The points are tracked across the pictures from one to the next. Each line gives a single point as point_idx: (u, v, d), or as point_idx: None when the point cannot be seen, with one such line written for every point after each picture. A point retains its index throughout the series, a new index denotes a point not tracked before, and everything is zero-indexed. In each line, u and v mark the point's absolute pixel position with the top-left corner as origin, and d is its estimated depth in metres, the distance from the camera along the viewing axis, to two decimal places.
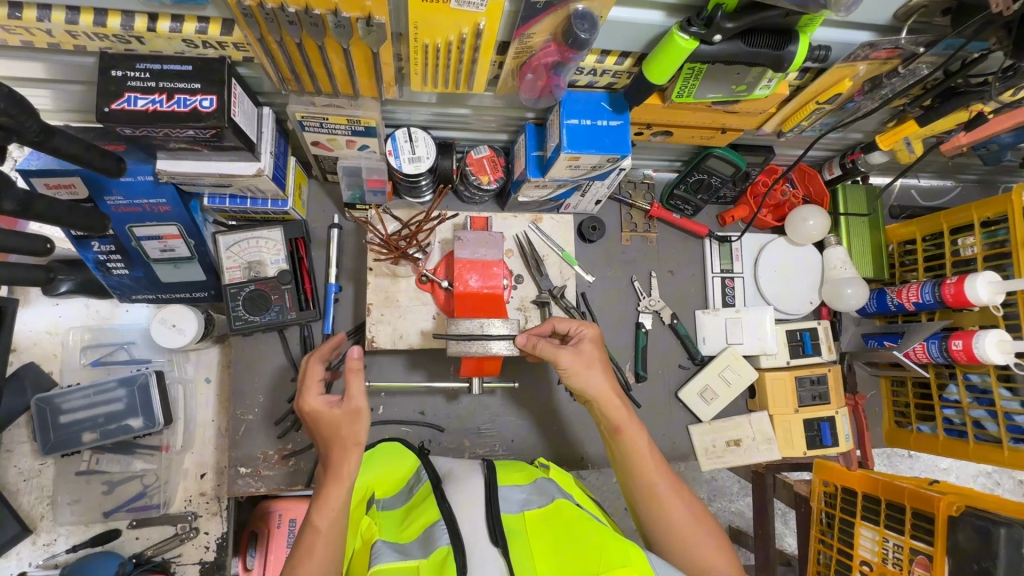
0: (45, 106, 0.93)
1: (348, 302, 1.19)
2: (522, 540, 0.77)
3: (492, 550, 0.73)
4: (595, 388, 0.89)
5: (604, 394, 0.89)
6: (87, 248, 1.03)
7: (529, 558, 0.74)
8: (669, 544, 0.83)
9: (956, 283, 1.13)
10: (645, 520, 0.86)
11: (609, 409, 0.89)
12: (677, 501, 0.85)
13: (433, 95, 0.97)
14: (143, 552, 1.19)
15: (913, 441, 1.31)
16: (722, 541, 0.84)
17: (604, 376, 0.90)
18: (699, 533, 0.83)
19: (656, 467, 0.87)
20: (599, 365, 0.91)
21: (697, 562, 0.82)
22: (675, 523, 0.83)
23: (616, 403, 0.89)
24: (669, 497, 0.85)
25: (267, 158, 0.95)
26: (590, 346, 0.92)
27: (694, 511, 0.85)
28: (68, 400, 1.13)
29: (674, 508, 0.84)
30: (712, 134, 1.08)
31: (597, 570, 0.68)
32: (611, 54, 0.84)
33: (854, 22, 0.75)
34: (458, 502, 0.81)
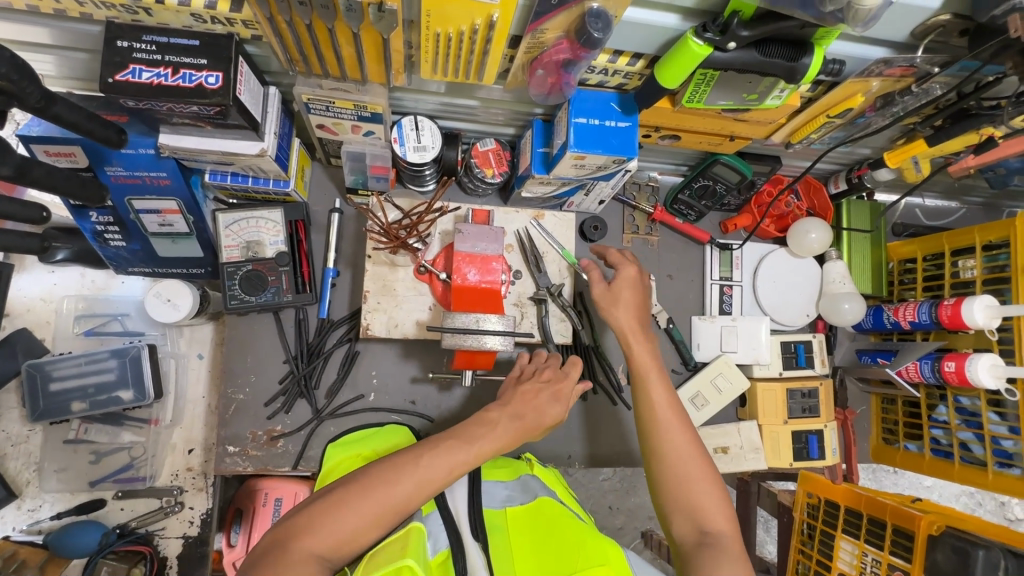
0: (49, 72, 0.92)
1: (346, 288, 1.18)
2: (502, 535, 0.77)
3: (473, 545, 0.73)
4: (631, 329, 0.95)
5: (635, 328, 0.95)
6: (85, 217, 1.02)
7: (508, 553, 0.75)
8: (672, 480, 0.82)
9: (953, 304, 1.13)
10: (651, 452, 0.86)
11: (638, 344, 0.94)
12: (683, 431, 0.85)
13: (441, 84, 0.96)
14: (128, 524, 1.20)
15: (898, 458, 1.31)
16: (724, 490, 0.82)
17: (633, 315, 0.96)
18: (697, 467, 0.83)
19: (670, 405, 0.88)
20: (633, 306, 0.98)
21: (692, 497, 0.80)
22: (679, 454, 0.83)
23: (647, 342, 0.94)
24: (679, 434, 0.85)
25: (270, 138, 0.94)
26: (628, 282, 0.99)
27: (699, 448, 0.85)
28: (59, 367, 1.12)
29: (684, 440, 0.85)
30: (720, 141, 1.07)
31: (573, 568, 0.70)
32: (624, 55, 0.83)
33: (870, 37, 0.74)
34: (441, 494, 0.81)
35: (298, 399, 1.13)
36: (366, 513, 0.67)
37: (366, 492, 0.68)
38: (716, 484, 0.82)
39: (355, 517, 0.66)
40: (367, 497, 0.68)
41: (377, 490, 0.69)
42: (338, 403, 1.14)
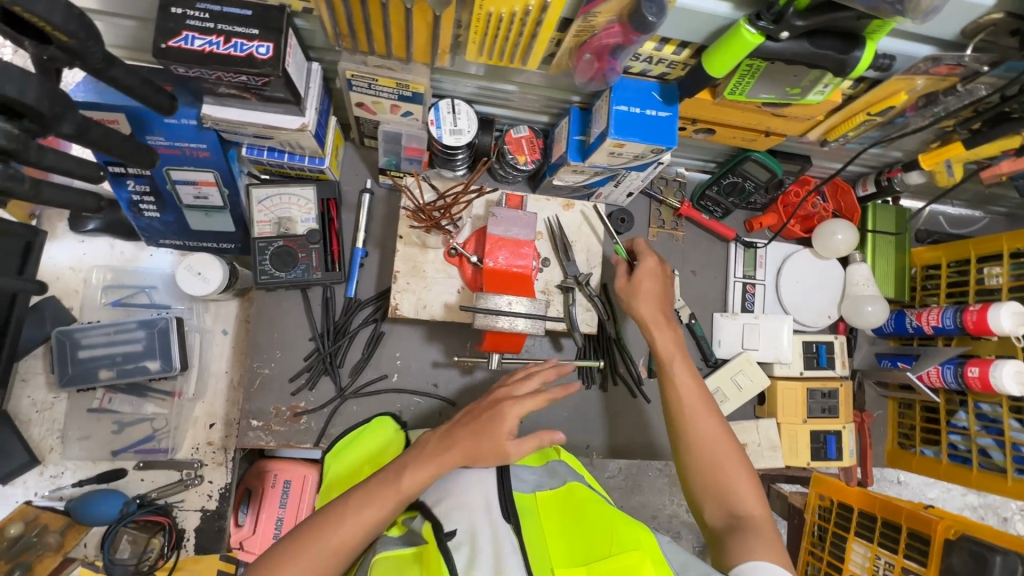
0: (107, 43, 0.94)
1: (373, 269, 1.19)
2: (533, 517, 0.78)
3: (504, 524, 0.73)
4: (658, 325, 1.00)
5: (662, 323, 1.01)
6: (122, 186, 1.03)
7: (540, 534, 0.75)
8: (704, 467, 0.87)
9: (978, 310, 1.13)
10: (680, 440, 0.91)
11: (666, 340, 0.99)
12: (711, 418, 0.90)
13: (481, 67, 0.97)
14: (147, 494, 1.21)
15: (914, 463, 1.31)
16: (753, 477, 0.87)
17: (660, 311, 1.02)
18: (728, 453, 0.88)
19: (699, 395, 0.93)
20: (660, 303, 1.03)
21: (723, 481, 0.85)
22: (710, 441, 0.88)
23: (674, 338, 1.00)
24: (708, 423, 0.90)
25: (311, 114, 0.94)
26: (654, 280, 1.05)
27: (728, 434, 0.89)
28: (88, 336, 1.13)
29: (712, 428, 0.89)
30: (754, 137, 1.07)
31: (609, 552, 0.69)
32: (670, 43, 0.84)
33: (922, 33, 0.75)
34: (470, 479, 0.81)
35: (322, 376, 1.14)
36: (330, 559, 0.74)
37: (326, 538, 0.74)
38: (746, 470, 0.87)
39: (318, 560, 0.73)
40: (329, 543, 0.74)
41: (336, 532, 0.75)
42: (361, 382, 1.15)
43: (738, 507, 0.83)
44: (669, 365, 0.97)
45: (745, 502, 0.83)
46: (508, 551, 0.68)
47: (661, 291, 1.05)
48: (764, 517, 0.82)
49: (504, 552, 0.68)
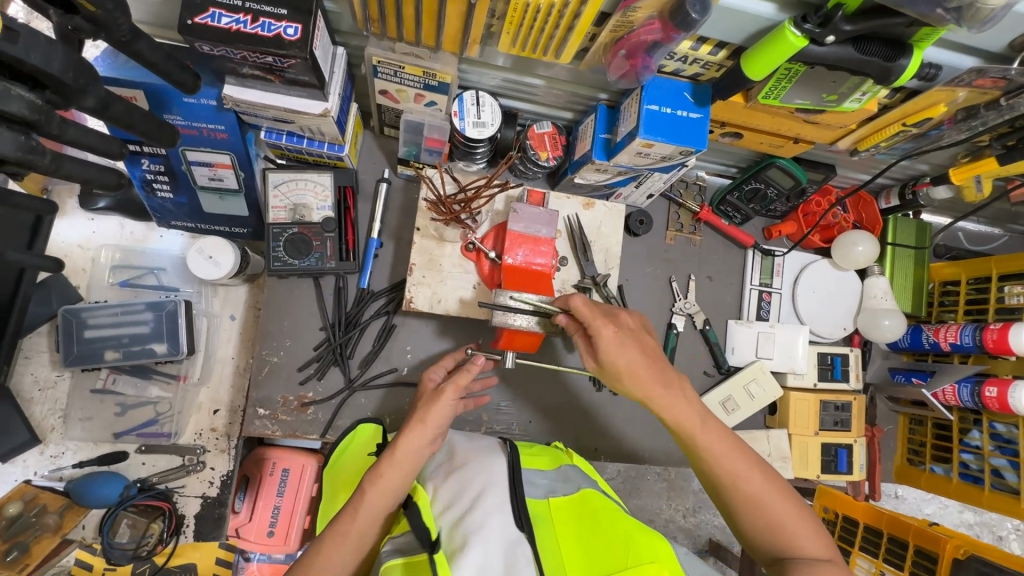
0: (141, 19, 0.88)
1: (387, 261, 1.17)
2: (547, 525, 0.77)
3: (518, 535, 0.72)
4: (660, 389, 0.81)
5: (666, 381, 0.82)
6: (137, 165, 1.01)
7: (555, 543, 0.75)
8: (761, 524, 0.78)
9: (999, 329, 1.12)
10: (727, 498, 0.80)
11: (677, 398, 0.81)
12: (753, 468, 0.80)
13: (509, 59, 0.95)
14: (148, 479, 1.19)
15: (923, 481, 1.30)
16: (810, 514, 0.80)
17: (657, 373, 0.81)
18: (779, 499, 0.79)
19: (732, 445, 0.82)
20: (651, 365, 0.81)
21: (785, 533, 0.77)
22: (757, 492, 0.79)
23: (684, 392, 0.82)
24: (748, 472, 0.80)
25: (334, 99, 0.92)
26: (626, 348, 0.81)
27: (772, 475, 0.81)
28: (95, 315, 1.11)
29: (756, 477, 0.80)
30: (782, 143, 1.05)
31: (624, 564, 0.69)
32: (707, 43, 0.81)
33: (972, 45, 0.73)
34: (481, 483, 0.81)
35: (331, 367, 1.12)
36: (346, 561, 0.76)
37: (336, 544, 0.76)
38: (802, 509, 0.79)
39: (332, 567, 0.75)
40: (341, 547, 0.76)
41: (345, 536, 0.76)
42: (370, 374, 1.13)
43: (807, 556, 0.75)
44: (686, 423, 0.81)
45: (811, 547, 0.76)
46: (521, 566, 0.68)
47: (650, 345, 0.84)
48: (835, 559, 0.76)
49: (519, 565, 0.68)
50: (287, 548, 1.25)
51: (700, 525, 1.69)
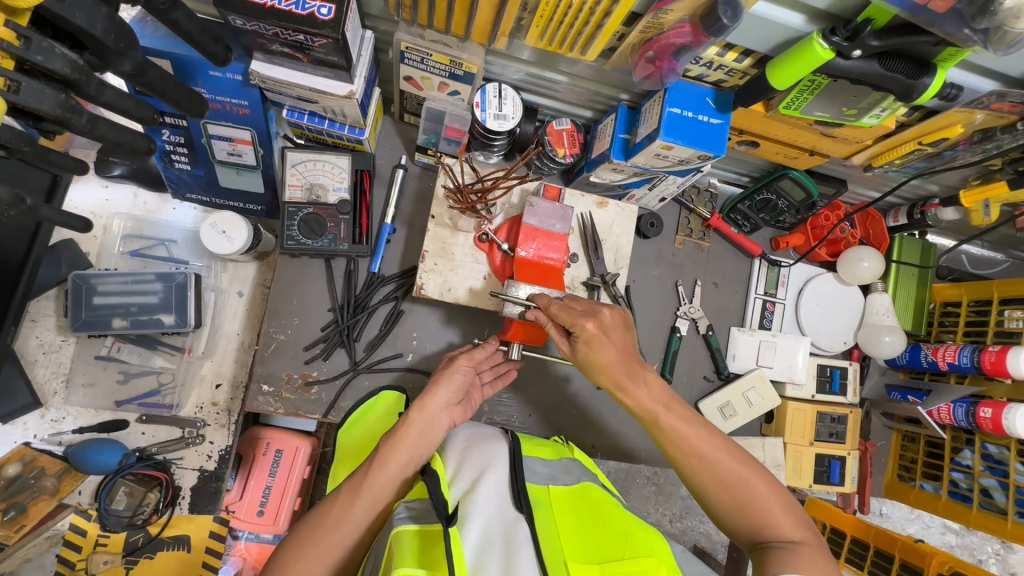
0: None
1: (399, 246, 1.18)
2: (547, 509, 0.79)
3: (516, 515, 0.74)
4: (633, 379, 0.85)
5: (640, 370, 0.86)
6: (157, 134, 1.01)
7: (554, 526, 0.76)
8: (736, 507, 0.80)
9: (997, 351, 1.13)
10: (701, 486, 0.83)
11: (648, 385, 0.85)
12: (724, 452, 0.82)
13: (534, 53, 0.96)
14: (147, 448, 1.19)
15: (912, 497, 1.31)
16: (787, 496, 0.81)
17: (632, 365, 0.85)
18: (752, 480, 0.81)
19: (702, 432, 0.84)
20: (626, 358, 0.85)
21: (759, 517, 0.78)
22: (728, 474, 0.81)
23: (656, 380, 0.87)
24: (719, 456, 0.82)
25: (360, 82, 0.93)
26: (607, 345, 0.84)
27: (744, 459, 0.83)
28: (105, 283, 1.11)
29: (728, 460, 0.82)
30: (797, 154, 1.06)
31: (622, 556, 0.72)
32: (733, 50, 0.83)
33: (993, 68, 0.75)
34: (480, 465, 0.82)
35: (337, 348, 1.12)
36: (363, 515, 0.79)
37: (355, 498, 0.80)
38: (777, 491, 0.81)
39: (350, 520, 0.79)
40: (339, 522, 0.78)
41: (363, 491, 0.80)
42: (375, 357, 1.14)
43: (784, 538, 0.76)
44: (656, 412, 0.85)
45: (785, 528, 0.77)
46: (520, 542, 0.70)
47: (626, 338, 0.87)
48: (812, 541, 0.76)
49: (517, 542, 0.70)
50: (275, 529, 1.27)
51: (686, 530, 1.71)
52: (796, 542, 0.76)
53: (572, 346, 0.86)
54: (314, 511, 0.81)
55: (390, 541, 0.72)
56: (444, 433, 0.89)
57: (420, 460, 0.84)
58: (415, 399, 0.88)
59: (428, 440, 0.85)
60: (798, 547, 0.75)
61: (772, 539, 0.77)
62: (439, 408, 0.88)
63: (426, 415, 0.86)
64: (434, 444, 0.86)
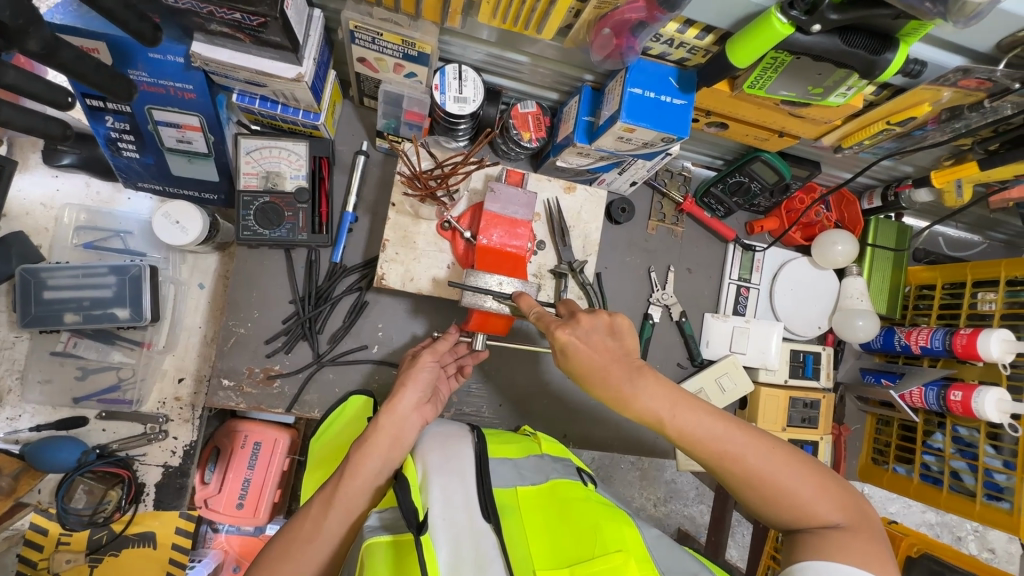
0: None
1: (362, 235, 1.14)
2: (514, 517, 0.79)
3: (484, 525, 0.73)
4: (631, 385, 0.77)
5: (637, 373, 0.78)
6: (100, 121, 0.96)
7: (521, 535, 0.77)
8: (763, 502, 0.73)
9: (969, 334, 1.12)
10: (732, 481, 0.75)
11: (651, 390, 0.77)
12: (754, 442, 0.74)
13: (493, 32, 0.92)
14: (108, 445, 1.17)
15: (885, 479, 1.31)
16: (820, 474, 0.73)
17: (625, 371, 0.78)
18: (779, 467, 0.73)
19: (729, 424, 0.75)
20: (615, 365, 0.78)
21: (799, 506, 0.71)
22: (753, 469, 0.73)
23: (658, 378, 0.78)
24: (745, 449, 0.74)
25: (309, 64, 0.88)
26: (585, 353, 0.78)
27: (777, 445, 0.75)
28: (55, 276, 1.08)
29: (751, 453, 0.73)
30: (767, 136, 1.04)
31: (591, 552, 0.72)
32: (693, 27, 0.79)
33: (957, 43, 0.73)
34: (449, 470, 0.80)
35: (300, 341, 1.10)
36: (336, 525, 0.78)
37: (327, 510, 0.78)
38: (807, 472, 0.73)
39: (323, 533, 0.77)
40: (311, 540, 0.77)
41: (336, 503, 0.78)
42: (339, 350, 1.11)
43: (825, 524, 0.70)
44: (662, 418, 0.77)
45: (820, 514, 0.71)
46: (490, 557, 0.69)
47: (613, 341, 0.80)
48: (854, 521, 0.70)
49: (487, 558, 0.69)
50: (256, 521, 1.25)
51: (669, 514, 1.71)
52: (834, 527, 0.70)
53: (555, 356, 0.82)
54: (286, 526, 0.79)
55: (362, 553, 0.71)
56: (417, 434, 0.86)
57: (393, 465, 0.82)
58: (383, 403, 0.84)
59: (401, 443, 0.83)
60: (835, 533, 0.69)
61: (805, 526, 0.72)
62: (409, 410, 0.85)
63: (395, 418, 0.83)
64: (408, 446, 0.84)
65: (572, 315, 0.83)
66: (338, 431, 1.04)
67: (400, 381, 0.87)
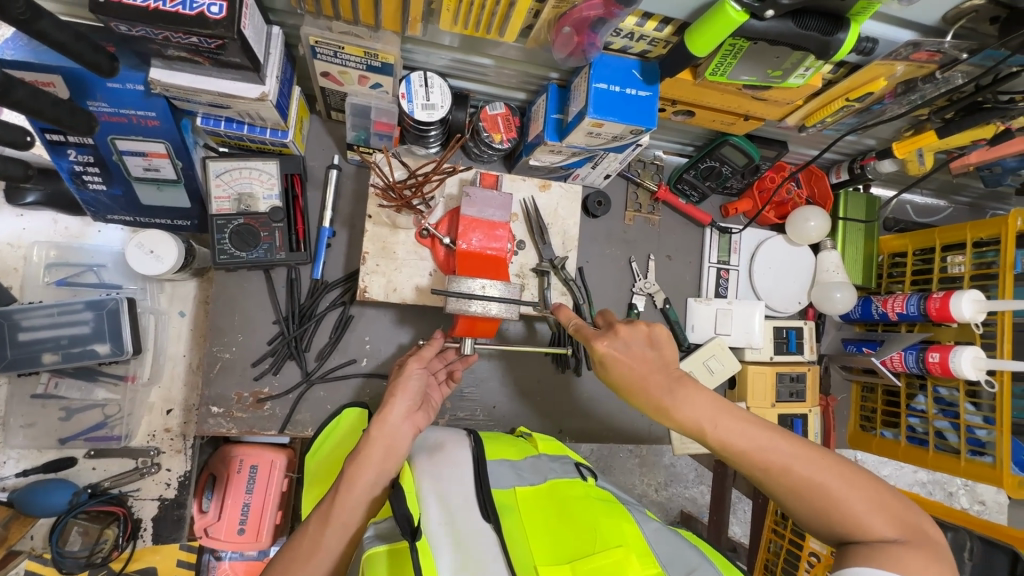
0: (60, 6, 0.82)
1: (341, 250, 1.14)
2: (513, 517, 0.80)
3: (484, 525, 0.74)
4: (671, 396, 0.78)
5: (677, 384, 0.79)
6: (62, 156, 0.95)
7: (521, 533, 0.77)
8: (815, 514, 0.71)
9: (942, 298, 1.14)
10: (781, 493, 0.73)
11: (692, 399, 0.78)
12: (802, 453, 0.72)
13: (455, 38, 0.92)
14: (99, 484, 1.16)
15: (874, 444, 1.34)
16: (875, 488, 0.71)
17: (664, 381, 0.79)
18: (831, 476, 0.71)
19: (776, 435, 0.74)
20: (654, 373, 0.80)
21: (852, 521, 0.69)
22: (801, 480, 0.71)
23: (699, 388, 0.79)
24: (792, 459, 0.72)
25: (272, 82, 0.88)
26: (623, 364, 0.81)
27: (829, 457, 0.72)
28: (28, 317, 1.05)
29: (798, 463, 0.72)
30: (733, 120, 1.06)
31: (591, 547, 0.73)
32: (652, 19, 0.81)
33: (905, 18, 0.75)
34: (446, 475, 0.80)
35: (287, 361, 1.09)
36: (335, 542, 0.76)
37: (325, 528, 0.76)
38: (862, 485, 0.70)
39: (323, 551, 0.76)
40: (309, 560, 0.75)
41: (332, 519, 0.77)
42: (328, 366, 1.11)
43: (880, 539, 0.67)
44: (703, 428, 0.77)
45: (873, 528, 0.68)
46: (490, 558, 0.70)
47: (653, 351, 0.82)
48: (911, 537, 0.67)
49: (488, 558, 0.70)
50: (259, 545, 1.21)
51: (671, 497, 1.74)
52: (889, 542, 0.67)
53: (596, 369, 0.86)
54: (285, 546, 0.78)
55: (362, 564, 0.71)
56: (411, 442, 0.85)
57: (389, 475, 0.81)
58: (375, 415, 0.83)
59: (395, 453, 0.82)
60: (890, 548, 0.66)
61: (858, 539, 0.69)
62: (402, 421, 0.84)
63: (388, 430, 0.82)
64: (403, 454, 0.83)
65: (609, 325, 0.85)
66: (334, 444, 1.04)
67: (392, 391, 0.86)
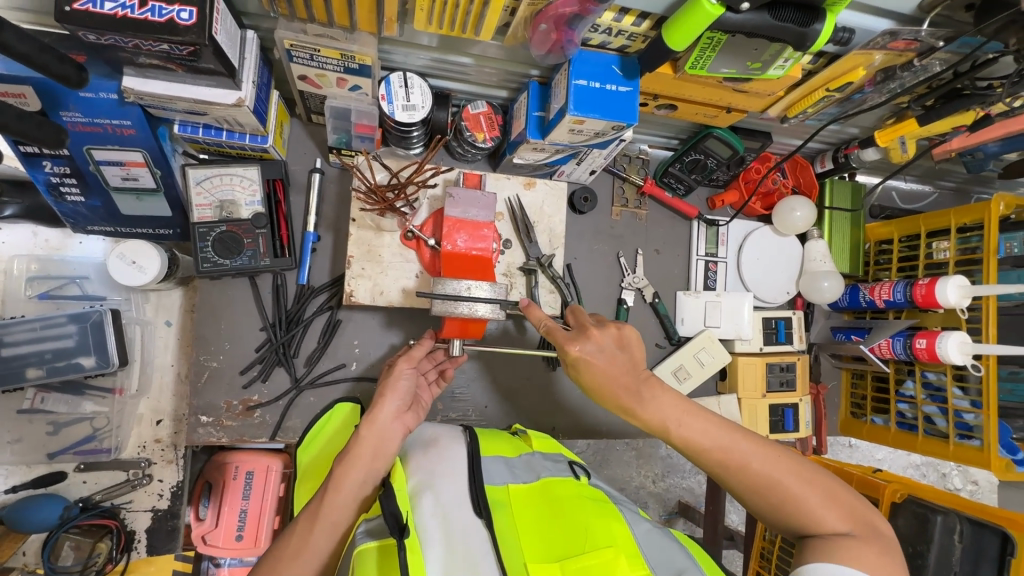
0: (26, 15, 0.80)
1: (326, 254, 1.13)
2: (506, 515, 0.79)
3: (476, 522, 0.74)
4: (637, 400, 0.80)
5: (644, 384, 0.80)
6: (38, 167, 0.93)
7: (512, 530, 0.77)
8: (774, 510, 0.74)
9: (926, 283, 1.15)
10: (743, 490, 0.76)
11: (657, 400, 0.79)
12: (760, 450, 0.75)
13: (433, 38, 0.91)
14: (90, 497, 1.16)
15: (865, 431, 1.36)
16: (830, 485, 0.73)
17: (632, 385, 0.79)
18: (788, 474, 0.74)
19: (736, 433, 0.77)
20: (625, 377, 0.80)
21: (807, 515, 0.71)
22: (758, 475, 0.74)
23: (665, 388, 0.80)
24: (751, 455, 0.75)
25: (248, 87, 0.87)
26: (596, 366, 0.80)
27: (785, 455, 0.75)
28: (9, 332, 1.03)
29: (756, 459, 0.75)
30: (716, 113, 1.05)
31: (581, 547, 0.74)
32: (629, 13, 0.80)
33: (881, 7, 0.75)
34: (439, 475, 0.81)
35: (276, 368, 1.08)
36: (323, 541, 0.75)
37: (313, 527, 0.75)
38: (816, 480, 0.73)
39: (311, 550, 0.75)
40: (296, 559, 0.74)
41: (320, 518, 0.75)
42: (317, 371, 1.10)
43: (833, 532, 0.70)
44: (667, 426, 0.79)
45: (827, 522, 0.70)
46: (480, 554, 0.70)
47: (622, 353, 0.81)
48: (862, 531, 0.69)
49: (478, 554, 0.70)
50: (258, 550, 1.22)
51: (669, 489, 1.75)
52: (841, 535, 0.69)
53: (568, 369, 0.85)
54: (272, 545, 0.76)
55: (354, 561, 0.71)
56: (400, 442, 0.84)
57: (379, 474, 0.81)
58: (364, 415, 0.83)
59: (384, 453, 0.81)
60: (842, 540, 0.68)
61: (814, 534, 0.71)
62: (391, 420, 0.83)
63: (377, 430, 0.81)
64: (392, 453, 0.82)
65: (581, 327, 0.83)
66: (326, 443, 1.02)
67: (382, 388, 0.85)
